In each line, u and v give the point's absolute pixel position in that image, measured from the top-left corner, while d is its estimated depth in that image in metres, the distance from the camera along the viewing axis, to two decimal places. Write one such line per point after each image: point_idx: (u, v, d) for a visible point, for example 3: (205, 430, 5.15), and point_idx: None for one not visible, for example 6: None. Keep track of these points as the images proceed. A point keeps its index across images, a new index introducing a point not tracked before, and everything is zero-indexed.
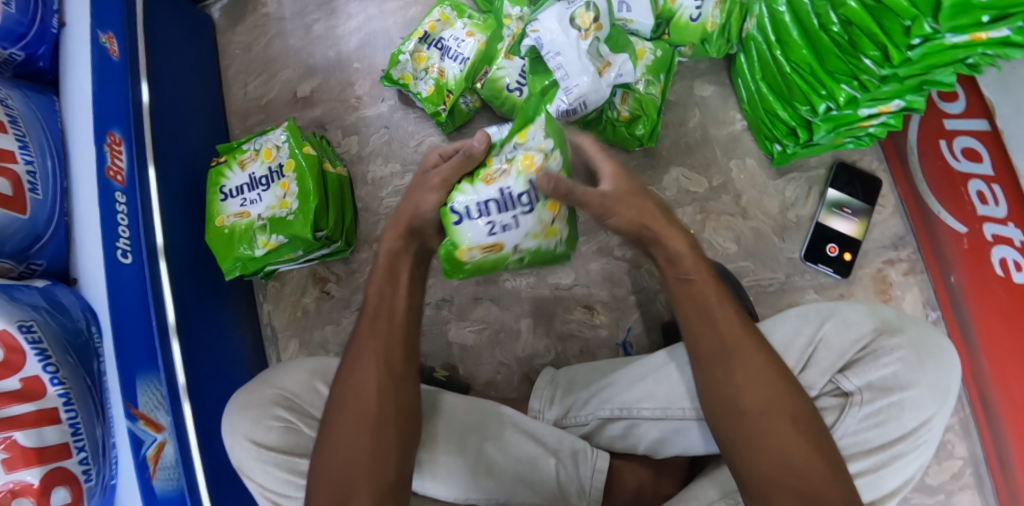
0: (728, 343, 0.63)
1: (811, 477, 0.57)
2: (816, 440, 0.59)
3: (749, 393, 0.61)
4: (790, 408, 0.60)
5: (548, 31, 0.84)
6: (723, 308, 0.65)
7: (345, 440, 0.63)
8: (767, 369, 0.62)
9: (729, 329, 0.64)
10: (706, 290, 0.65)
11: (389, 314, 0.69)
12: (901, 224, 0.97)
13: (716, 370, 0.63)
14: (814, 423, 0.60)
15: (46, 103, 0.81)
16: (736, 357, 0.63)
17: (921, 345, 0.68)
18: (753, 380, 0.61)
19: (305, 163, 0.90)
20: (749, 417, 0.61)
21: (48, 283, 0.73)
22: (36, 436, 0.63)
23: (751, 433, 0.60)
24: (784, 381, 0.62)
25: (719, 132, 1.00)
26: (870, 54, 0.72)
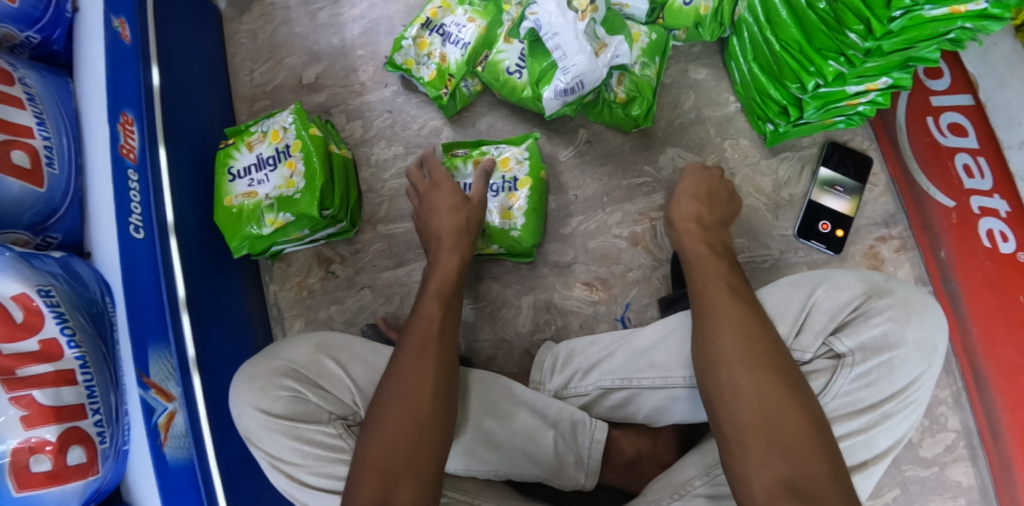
0: (717, 310, 0.68)
1: (796, 434, 0.58)
2: (799, 396, 0.61)
3: (735, 345, 0.64)
4: (775, 364, 0.62)
5: (546, 13, 0.88)
6: (713, 286, 0.71)
7: (395, 429, 0.66)
8: (752, 328, 0.65)
9: (721, 299, 0.69)
10: (707, 286, 0.72)
11: (434, 318, 0.75)
12: (891, 202, 0.99)
13: (706, 330, 0.67)
14: (797, 381, 0.62)
15: (60, 85, 0.82)
16: (727, 319, 0.66)
17: (910, 304, 0.69)
18: (740, 337, 0.64)
19: (310, 142, 0.92)
20: (734, 370, 0.62)
21: (63, 255, 0.75)
22: (53, 395, 0.65)
23: (734, 384, 0.62)
24: (767, 341, 0.64)
25: (713, 114, 1.03)
26: (855, 28, 0.75)
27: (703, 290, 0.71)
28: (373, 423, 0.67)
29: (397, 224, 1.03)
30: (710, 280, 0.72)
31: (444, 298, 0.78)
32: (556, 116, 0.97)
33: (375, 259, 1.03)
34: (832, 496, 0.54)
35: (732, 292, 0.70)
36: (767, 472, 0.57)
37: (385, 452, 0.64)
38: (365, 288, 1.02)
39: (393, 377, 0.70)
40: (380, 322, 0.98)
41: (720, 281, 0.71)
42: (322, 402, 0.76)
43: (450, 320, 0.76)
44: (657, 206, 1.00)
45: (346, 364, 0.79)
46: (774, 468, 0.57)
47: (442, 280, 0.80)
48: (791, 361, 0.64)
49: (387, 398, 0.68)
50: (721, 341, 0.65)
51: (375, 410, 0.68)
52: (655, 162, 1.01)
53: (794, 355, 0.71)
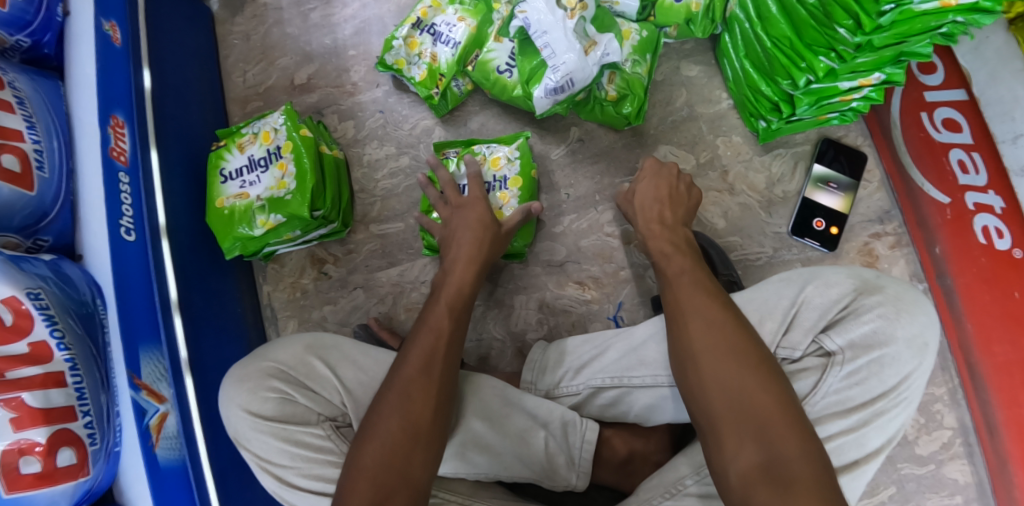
0: (684, 305, 0.68)
1: (768, 420, 0.57)
2: (768, 381, 0.60)
3: (701, 338, 0.64)
4: (743, 352, 0.62)
5: (535, 11, 0.88)
6: (682, 282, 0.71)
7: (393, 432, 0.66)
8: (717, 319, 0.65)
9: (689, 294, 0.69)
10: (675, 282, 0.72)
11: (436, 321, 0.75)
12: (885, 198, 0.99)
13: (678, 324, 0.67)
14: (767, 366, 0.61)
15: (51, 87, 0.83)
16: (693, 314, 0.67)
17: (901, 301, 0.69)
18: (707, 329, 0.64)
19: (301, 143, 0.92)
20: (703, 363, 0.62)
21: (54, 257, 0.75)
22: (43, 398, 0.66)
23: (704, 377, 0.62)
24: (735, 330, 0.63)
25: (706, 111, 1.02)
26: (844, 23, 0.74)
27: (674, 287, 0.72)
28: (372, 428, 0.67)
29: (390, 224, 1.03)
30: (680, 274, 0.73)
31: (456, 310, 0.77)
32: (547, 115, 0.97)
33: (367, 259, 1.03)
34: (807, 479, 0.53)
35: (699, 287, 0.70)
36: (741, 460, 0.56)
37: (381, 456, 0.65)
38: (357, 289, 1.02)
39: (392, 382, 0.70)
40: (372, 322, 0.98)
41: (685, 276, 0.72)
42: (310, 403, 0.76)
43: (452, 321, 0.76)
44: None
45: (335, 365, 0.80)
46: (749, 456, 0.56)
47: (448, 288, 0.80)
48: (762, 347, 0.63)
49: (385, 402, 0.68)
50: (692, 333, 0.65)
51: (373, 417, 0.68)
52: (647, 160, 1.01)
53: (784, 352, 0.71)
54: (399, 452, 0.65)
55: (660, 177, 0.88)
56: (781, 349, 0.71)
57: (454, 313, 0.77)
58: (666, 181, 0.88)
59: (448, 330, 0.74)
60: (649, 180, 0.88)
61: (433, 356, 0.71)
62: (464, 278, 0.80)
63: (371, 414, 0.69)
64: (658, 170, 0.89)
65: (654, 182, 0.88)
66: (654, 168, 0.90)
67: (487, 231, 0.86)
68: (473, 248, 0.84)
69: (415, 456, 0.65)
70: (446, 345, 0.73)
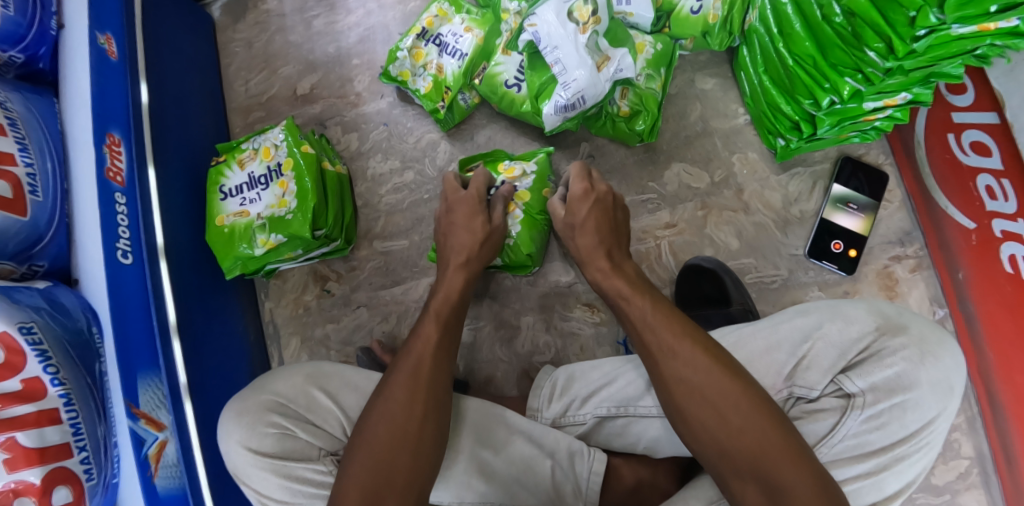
0: (653, 348, 0.69)
1: (761, 457, 0.60)
2: (755, 418, 0.61)
3: (675, 382, 0.66)
4: (722, 394, 0.63)
5: (545, 24, 0.84)
6: (646, 319, 0.71)
7: (382, 437, 0.67)
8: (686, 358, 0.66)
9: (655, 334, 0.69)
10: (634, 317, 0.73)
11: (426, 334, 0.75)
12: (906, 218, 0.95)
13: (652, 366, 0.68)
14: (753, 401, 0.62)
15: (45, 105, 0.80)
16: (664, 358, 0.67)
17: (926, 342, 0.64)
18: (683, 375, 0.65)
19: (302, 161, 0.89)
20: (687, 413, 0.64)
21: (48, 285, 0.74)
22: (37, 436, 0.64)
23: (691, 427, 0.64)
24: (711, 372, 0.64)
25: (721, 126, 0.98)
26: (874, 46, 0.71)
27: (639, 324, 0.72)
28: (360, 437, 0.68)
29: (394, 240, 1.00)
30: (639, 306, 0.73)
31: (444, 317, 0.78)
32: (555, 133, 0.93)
33: (371, 277, 1.00)
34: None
35: (666, 322, 0.70)
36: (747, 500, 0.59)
37: (365, 466, 0.65)
38: (361, 307, 1.00)
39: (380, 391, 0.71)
40: (375, 346, 0.95)
41: (647, 307, 0.73)
42: (311, 438, 0.75)
43: (437, 329, 0.76)
44: (662, 224, 0.96)
45: (336, 394, 0.79)
46: (752, 495, 0.59)
47: (438, 295, 0.81)
48: (747, 381, 0.64)
49: (369, 418, 0.69)
50: (666, 376, 0.66)
51: (361, 424, 0.69)
52: (660, 178, 0.97)
53: (800, 391, 0.68)
54: (383, 460, 0.66)
55: (578, 207, 0.84)
56: (796, 388, 0.68)
57: (442, 321, 0.77)
58: (586, 207, 0.84)
59: (436, 335, 0.75)
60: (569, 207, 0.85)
61: (417, 366, 0.72)
62: (453, 283, 0.81)
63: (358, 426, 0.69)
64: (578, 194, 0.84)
65: (571, 212, 0.85)
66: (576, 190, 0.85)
67: (485, 234, 0.85)
68: (466, 249, 0.83)
69: (403, 458, 0.66)
70: (428, 354, 0.73)
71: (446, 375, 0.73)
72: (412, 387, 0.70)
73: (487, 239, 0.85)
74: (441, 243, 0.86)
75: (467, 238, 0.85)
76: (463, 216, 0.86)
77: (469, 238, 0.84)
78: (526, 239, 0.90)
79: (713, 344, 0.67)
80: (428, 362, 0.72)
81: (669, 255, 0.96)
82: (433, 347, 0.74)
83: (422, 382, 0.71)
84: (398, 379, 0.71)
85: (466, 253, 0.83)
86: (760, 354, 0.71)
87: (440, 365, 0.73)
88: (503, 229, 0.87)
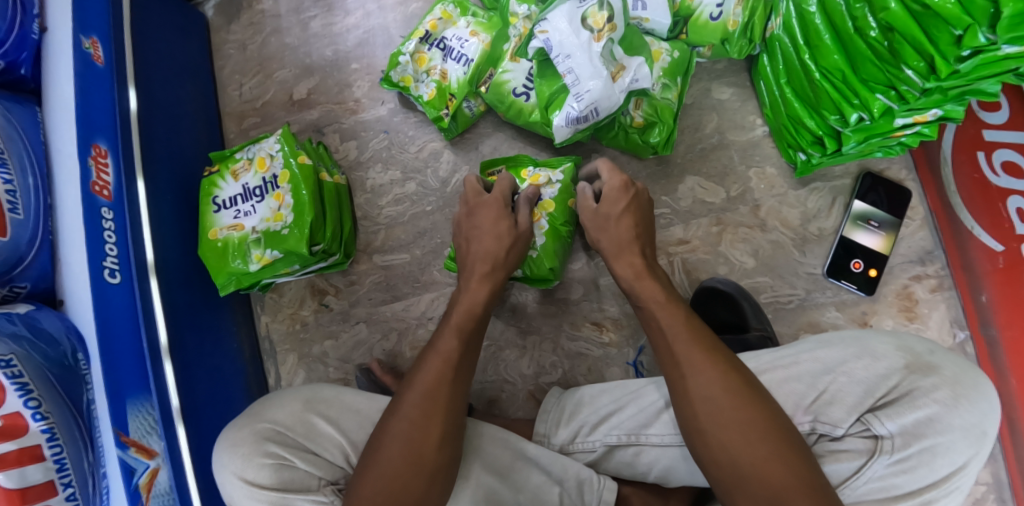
0: (680, 360, 0.62)
1: (782, 491, 0.54)
2: (780, 449, 0.56)
3: (702, 403, 0.60)
4: (750, 419, 0.58)
5: (558, 31, 0.79)
6: (673, 329, 0.65)
7: (395, 461, 0.63)
8: (715, 378, 0.60)
9: (683, 346, 0.63)
10: (664, 327, 0.66)
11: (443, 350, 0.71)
12: (928, 237, 0.91)
13: (677, 383, 0.62)
14: (779, 431, 0.57)
15: (27, 116, 0.76)
16: (691, 373, 0.61)
17: (959, 384, 0.61)
18: (710, 393, 0.60)
19: (299, 173, 0.85)
20: (709, 433, 0.59)
21: (31, 308, 0.70)
22: (18, 476, 0.60)
23: (711, 449, 0.58)
24: (739, 394, 0.59)
25: (738, 138, 0.94)
26: (913, 65, 0.67)
27: (665, 332, 0.66)
28: (374, 455, 0.65)
29: (394, 255, 0.96)
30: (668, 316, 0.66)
31: (465, 332, 0.73)
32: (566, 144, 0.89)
33: (370, 292, 0.96)
34: None
35: (694, 334, 0.64)
36: None
37: (378, 488, 0.62)
38: (360, 323, 0.96)
39: (394, 409, 0.67)
40: (375, 366, 0.92)
41: (680, 318, 0.66)
42: (310, 467, 0.70)
43: (458, 344, 0.71)
44: (675, 241, 0.93)
45: (335, 419, 0.75)
46: None
47: (460, 305, 0.76)
48: (773, 408, 0.59)
49: (385, 439, 0.65)
50: (693, 395, 0.61)
51: (374, 443, 0.66)
52: (673, 193, 0.93)
53: (824, 428, 0.64)
54: (396, 484, 0.62)
55: (616, 199, 0.77)
56: (819, 424, 0.64)
57: (465, 337, 0.72)
58: (623, 202, 0.77)
59: (455, 352, 0.70)
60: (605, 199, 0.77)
61: (438, 385, 0.68)
62: (477, 296, 0.76)
63: (373, 444, 0.66)
64: (616, 185, 0.77)
65: (605, 205, 0.77)
66: (614, 183, 0.77)
67: (512, 239, 0.80)
68: (493, 253, 0.79)
69: (417, 484, 0.63)
70: (450, 372, 0.69)
71: (463, 397, 0.69)
72: (429, 409, 0.66)
73: (514, 246, 0.80)
74: (463, 248, 0.81)
75: (492, 243, 0.80)
76: (486, 221, 0.81)
77: (494, 244, 0.79)
78: (549, 251, 0.85)
79: (743, 366, 0.62)
80: (449, 381, 0.68)
81: (682, 272, 0.92)
82: (452, 364, 0.70)
83: (441, 404, 0.67)
84: (417, 396, 0.67)
85: (489, 261, 0.78)
86: (778, 384, 0.67)
87: (461, 385, 0.69)
88: (528, 236, 0.82)
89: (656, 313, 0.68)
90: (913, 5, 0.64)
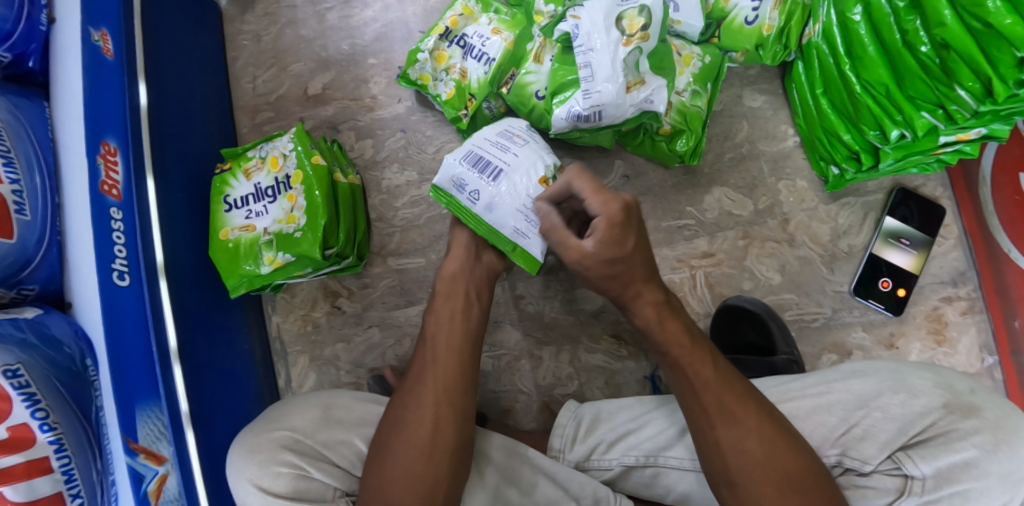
0: (710, 409, 0.61)
1: None
2: (814, 498, 0.57)
3: (736, 455, 0.59)
4: (784, 471, 0.58)
5: (589, 21, 0.74)
6: (701, 376, 0.63)
7: (409, 463, 0.63)
8: (748, 429, 0.60)
9: (714, 393, 0.62)
10: (691, 371, 0.64)
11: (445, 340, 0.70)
12: (962, 258, 0.87)
13: (708, 433, 0.61)
14: (811, 478, 0.58)
15: (35, 111, 0.74)
16: (723, 424, 0.61)
17: (1001, 428, 0.58)
18: (745, 445, 0.59)
19: (312, 174, 0.83)
20: (741, 487, 0.59)
21: (38, 312, 0.68)
22: (26, 490, 0.60)
23: (743, 502, 0.59)
24: (775, 446, 0.59)
25: (769, 148, 0.91)
26: (967, 85, 0.66)
27: (693, 377, 0.63)
28: (384, 457, 0.64)
29: (409, 258, 0.94)
30: (685, 352, 0.65)
31: (448, 310, 0.72)
32: (574, 134, 0.85)
33: (384, 295, 0.94)
34: None
35: (724, 379, 0.63)
36: None
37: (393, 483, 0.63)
38: (373, 327, 0.94)
39: (403, 410, 0.66)
40: (387, 373, 0.90)
41: (689, 346, 0.65)
42: (327, 478, 0.68)
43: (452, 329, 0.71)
44: (699, 253, 0.90)
45: (353, 428, 0.73)
46: None
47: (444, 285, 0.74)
48: (809, 455, 0.59)
49: (390, 436, 0.65)
50: (727, 447, 0.60)
51: (383, 442, 0.65)
52: (699, 203, 0.90)
53: (852, 463, 0.62)
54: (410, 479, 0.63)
55: (621, 239, 0.63)
56: (847, 459, 0.63)
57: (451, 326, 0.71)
58: (630, 240, 0.64)
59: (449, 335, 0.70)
60: (603, 241, 0.63)
61: (439, 372, 0.68)
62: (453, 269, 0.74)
63: (377, 446, 0.65)
64: (617, 219, 0.63)
65: (605, 247, 0.63)
66: (613, 214, 0.63)
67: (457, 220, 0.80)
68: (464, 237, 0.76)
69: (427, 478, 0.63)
70: (443, 356, 0.69)
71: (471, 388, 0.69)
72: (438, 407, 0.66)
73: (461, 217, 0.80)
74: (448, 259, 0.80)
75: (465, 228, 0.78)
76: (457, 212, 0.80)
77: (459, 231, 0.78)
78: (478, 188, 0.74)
79: (775, 411, 0.61)
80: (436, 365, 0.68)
81: (705, 286, 0.89)
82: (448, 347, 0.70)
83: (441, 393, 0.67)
84: (418, 390, 0.67)
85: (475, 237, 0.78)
86: (808, 414, 0.65)
87: (454, 367, 0.69)
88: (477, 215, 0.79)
89: (677, 362, 0.65)
90: (973, 22, 0.63)
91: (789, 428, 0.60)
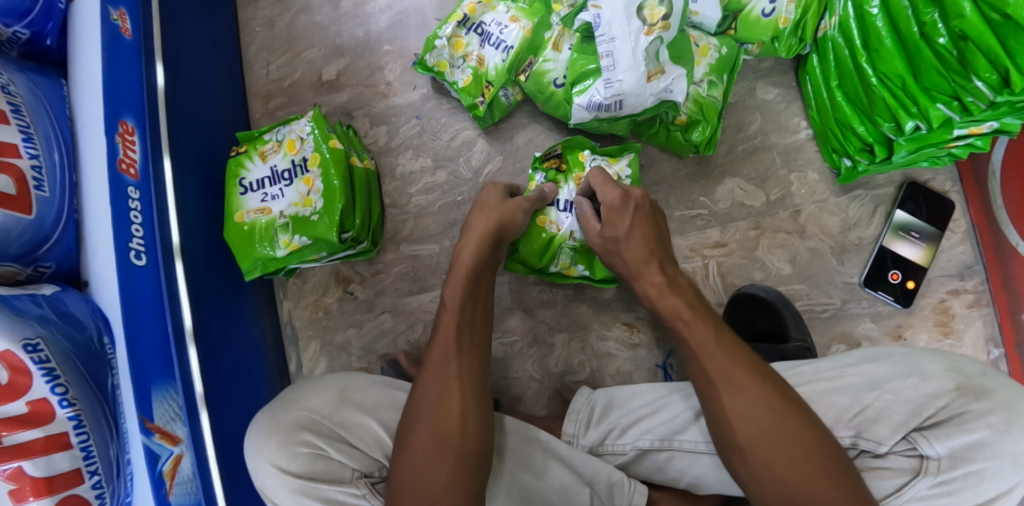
0: (714, 378, 0.63)
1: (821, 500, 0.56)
2: (825, 465, 0.57)
3: (743, 423, 0.60)
4: (794, 439, 0.58)
5: (610, 10, 0.75)
6: (705, 346, 0.65)
7: (433, 441, 0.63)
8: (755, 398, 0.60)
9: (717, 363, 0.63)
10: (694, 340, 0.66)
11: (468, 320, 0.72)
12: (969, 251, 0.88)
13: (714, 401, 0.63)
14: (823, 446, 0.58)
15: (52, 89, 0.73)
16: (728, 392, 0.62)
17: (1013, 409, 0.59)
18: (752, 413, 0.60)
19: (329, 157, 0.82)
20: (750, 453, 0.60)
21: (56, 289, 0.67)
22: (45, 465, 0.59)
23: (753, 469, 0.60)
24: (782, 413, 0.59)
25: (781, 140, 0.92)
26: (985, 77, 0.68)
27: (698, 351, 0.65)
28: (403, 436, 0.65)
29: (422, 245, 0.95)
30: (687, 323, 0.68)
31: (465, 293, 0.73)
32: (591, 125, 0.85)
33: (397, 282, 0.95)
34: None
35: (728, 350, 0.64)
36: None
37: (421, 459, 0.63)
38: (385, 313, 0.94)
39: (423, 387, 0.67)
40: (401, 358, 0.90)
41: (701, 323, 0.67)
42: (344, 459, 0.68)
43: (481, 311, 0.73)
44: (710, 243, 0.91)
45: (371, 410, 0.73)
46: None
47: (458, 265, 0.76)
48: (818, 429, 0.59)
49: (414, 414, 0.66)
50: (734, 414, 0.61)
51: (407, 419, 0.66)
52: (712, 194, 0.91)
53: (867, 445, 0.63)
54: (437, 454, 0.63)
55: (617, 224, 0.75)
56: (861, 440, 0.63)
57: (460, 315, 0.71)
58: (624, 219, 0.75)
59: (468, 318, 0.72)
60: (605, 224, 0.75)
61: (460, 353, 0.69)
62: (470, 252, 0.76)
63: (402, 428, 0.66)
64: (616, 204, 0.75)
65: (606, 229, 0.75)
66: (613, 200, 0.75)
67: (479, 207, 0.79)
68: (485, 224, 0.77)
69: (452, 453, 0.63)
70: (460, 339, 0.70)
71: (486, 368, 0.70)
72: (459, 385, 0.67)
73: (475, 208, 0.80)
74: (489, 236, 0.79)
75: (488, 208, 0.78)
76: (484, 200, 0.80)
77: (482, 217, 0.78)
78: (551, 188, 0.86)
79: (782, 381, 0.62)
80: (455, 349, 0.69)
81: (717, 276, 0.90)
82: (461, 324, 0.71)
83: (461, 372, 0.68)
84: (439, 373, 0.67)
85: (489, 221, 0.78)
86: (821, 396, 0.66)
87: (471, 351, 0.70)
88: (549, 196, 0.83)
89: (678, 334, 0.69)
90: (991, 14, 0.65)
91: (797, 395, 0.61)
